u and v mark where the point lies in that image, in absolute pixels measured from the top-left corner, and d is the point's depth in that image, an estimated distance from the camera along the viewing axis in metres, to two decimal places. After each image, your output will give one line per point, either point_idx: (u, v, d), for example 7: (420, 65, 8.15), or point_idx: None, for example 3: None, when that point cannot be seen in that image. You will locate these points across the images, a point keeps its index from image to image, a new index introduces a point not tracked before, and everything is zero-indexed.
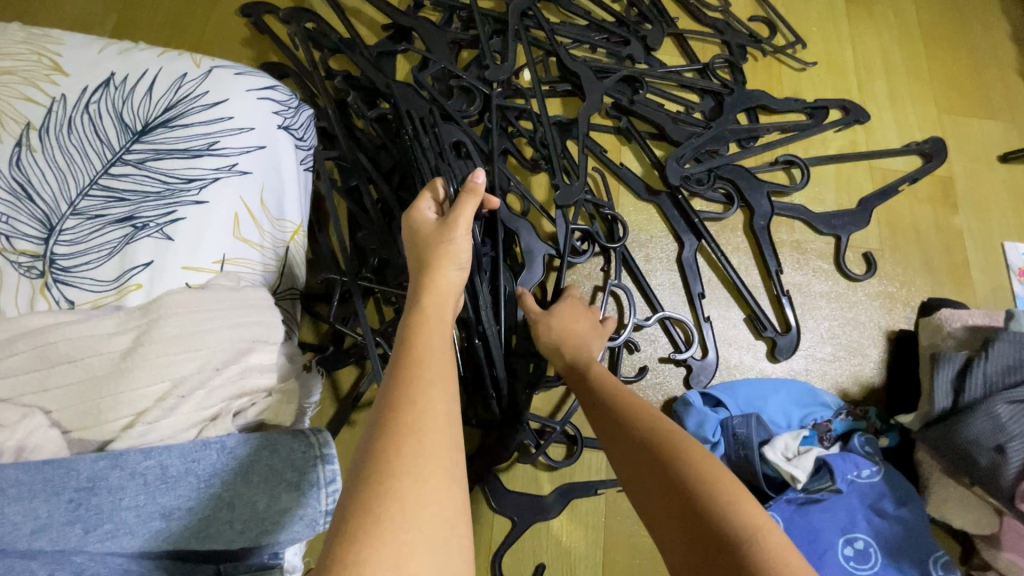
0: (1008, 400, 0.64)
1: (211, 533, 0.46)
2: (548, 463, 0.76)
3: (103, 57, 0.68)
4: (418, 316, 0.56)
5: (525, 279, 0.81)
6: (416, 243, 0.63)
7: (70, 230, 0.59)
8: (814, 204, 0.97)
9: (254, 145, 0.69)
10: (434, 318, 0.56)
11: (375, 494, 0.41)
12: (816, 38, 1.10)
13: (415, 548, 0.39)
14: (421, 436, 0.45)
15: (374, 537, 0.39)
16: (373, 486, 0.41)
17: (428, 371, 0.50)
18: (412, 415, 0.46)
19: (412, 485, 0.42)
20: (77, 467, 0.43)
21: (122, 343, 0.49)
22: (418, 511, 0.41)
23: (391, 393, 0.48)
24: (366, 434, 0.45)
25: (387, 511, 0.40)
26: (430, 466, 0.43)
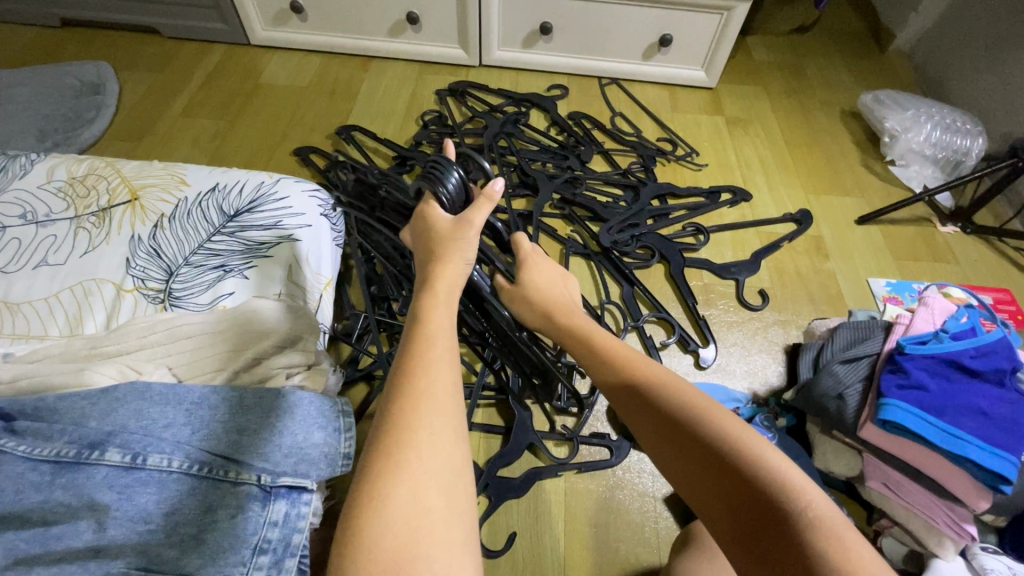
0: (842, 361, 0.86)
1: (268, 449, 0.68)
2: (551, 457, 0.96)
3: (213, 175, 1.05)
4: (428, 300, 0.67)
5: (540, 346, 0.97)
6: (428, 241, 0.76)
7: (184, 274, 0.90)
8: (717, 257, 1.28)
9: (305, 223, 1.02)
10: (439, 303, 0.67)
11: (395, 445, 0.53)
12: (707, 150, 1.52)
13: (425, 486, 0.52)
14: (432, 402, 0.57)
15: (394, 477, 0.52)
16: (393, 438, 0.54)
17: (436, 351, 0.61)
18: (423, 386, 0.57)
19: (426, 442, 0.54)
20: (192, 391, 0.68)
21: (221, 327, 0.77)
22: (429, 458, 0.53)
23: (406, 367, 0.59)
24: (388, 398, 0.58)
25: (405, 458, 0.53)
26: (440, 427, 0.56)
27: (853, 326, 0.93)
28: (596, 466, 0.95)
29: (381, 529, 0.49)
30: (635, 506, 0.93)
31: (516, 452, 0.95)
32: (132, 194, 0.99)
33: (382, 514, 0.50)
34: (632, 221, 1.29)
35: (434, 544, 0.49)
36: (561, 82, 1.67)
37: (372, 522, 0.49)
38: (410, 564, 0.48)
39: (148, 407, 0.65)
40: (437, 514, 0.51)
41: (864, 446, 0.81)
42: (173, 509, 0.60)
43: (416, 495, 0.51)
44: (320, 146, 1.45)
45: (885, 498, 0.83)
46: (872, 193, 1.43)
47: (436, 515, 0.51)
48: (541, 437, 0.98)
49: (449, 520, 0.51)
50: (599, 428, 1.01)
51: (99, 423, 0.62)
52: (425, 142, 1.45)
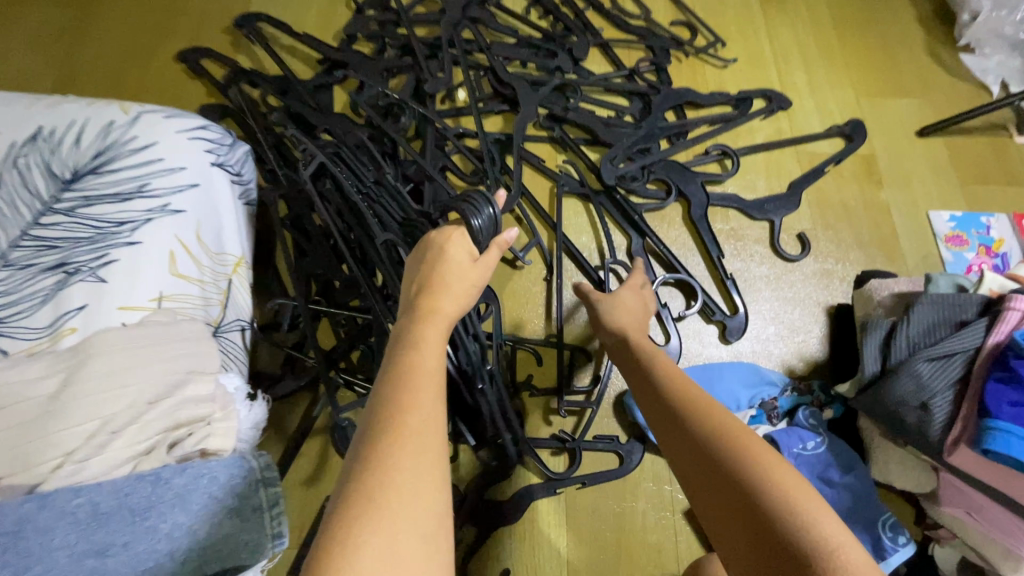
0: (928, 357, 0.66)
1: (152, 563, 0.48)
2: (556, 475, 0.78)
3: (32, 111, 0.69)
4: (416, 321, 0.53)
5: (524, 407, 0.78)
6: (425, 259, 0.58)
7: (3, 281, 0.60)
8: (746, 191, 1.01)
9: (187, 184, 0.71)
10: (432, 318, 0.53)
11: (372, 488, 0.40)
12: (736, 37, 1.16)
13: (411, 539, 0.39)
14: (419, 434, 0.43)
15: (369, 530, 0.38)
16: (370, 479, 0.40)
17: (425, 380, 0.47)
18: (409, 417, 0.44)
19: (410, 478, 0.41)
20: (3, 512, 0.45)
21: (50, 386, 0.51)
22: (411, 501, 0.40)
23: (384, 393, 0.46)
24: (361, 430, 0.44)
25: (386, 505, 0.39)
26: (427, 461, 0.43)
27: (938, 301, 0.70)
28: (605, 479, 0.79)
29: None
30: (650, 523, 0.78)
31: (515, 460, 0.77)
32: None
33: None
34: (643, 145, 0.99)
35: None
36: None
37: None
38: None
39: None
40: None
41: (947, 468, 0.64)
42: None
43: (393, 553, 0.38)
44: (214, 46, 1.05)
45: (959, 521, 0.68)
46: (938, 92, 1.13)
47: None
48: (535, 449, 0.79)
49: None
50: (605, 427, 0.83)
51: None
52: (361, 36, 1.06)
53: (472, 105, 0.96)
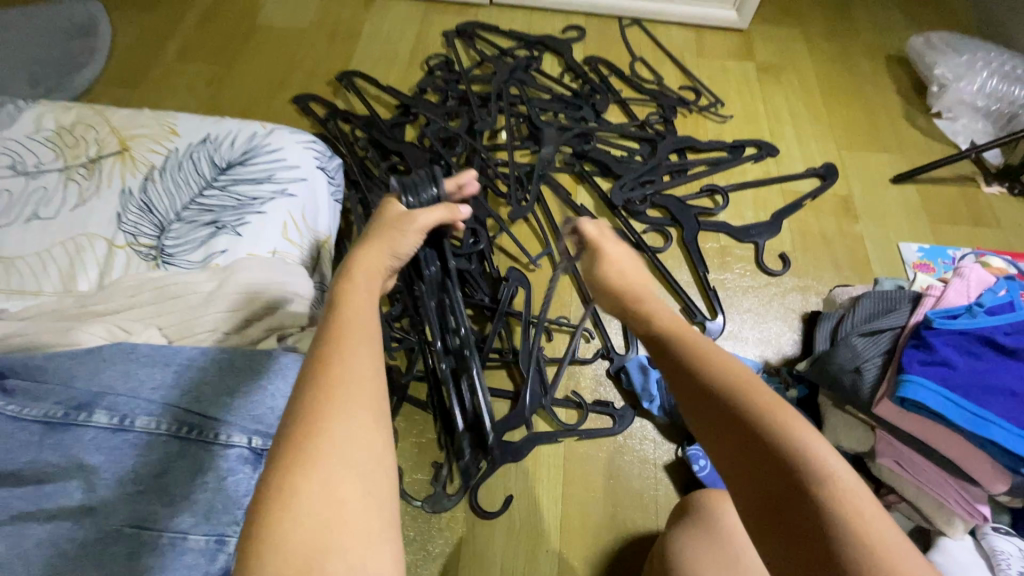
0: (862, 334, 0.82)
1: (255, 410, 0.66)
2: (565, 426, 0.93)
3: (204, 124, 1.00)
4: (348, 288, 0.61)
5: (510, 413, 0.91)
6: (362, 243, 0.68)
7: (175, 230, 0.87)
8: (736, 219, 1.20)
9: (300, 177, 0.97)
10: (361, 284, 0.62)
11: (304, 435, 0.48)
12: (734, 100, 1.40)
13: (342, 477, 0.47)
14: (345, 381, 0.51)
15: (303, 470, 0.46)
16: (302, 427, 0.48)
17: (348, 335, 0.55)
18: (337, 369, 0.52)
19: (338, 425, 0.49)
20: (179, 353, 0.67)
21: (210, 287, 0.75)
22: (339, 439, 0.48)
23: (318, 348, 0.54)
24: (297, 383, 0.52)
25: (316, 447, 0.47)
26: (358, 411, 0.50)
27: (878, 296, 0.86)
28: (596, 434, 0.94)
29: (290, 526, 0.44)
30: (635, 471, 0.93)
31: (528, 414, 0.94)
32: (121, 144, 0.95)
33: (289, 512, 0.45)
34: (647, 177, 1.22)
35: (349, 541, 0.45)
36: (578, 23, 1.55)
37: (282, 518, 0.44)
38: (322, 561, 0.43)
39: (136, 368, 0.64)
40: (352, 506, 0.46)
41: (878, 422, 0.78)
42: (164, 471, 0.60)
43: (328, 482, 0.46)
44: (320, 93, 1.38)
45: (896, 477, 0.80)
46: (912, 149, 1.32)
47: (357, 507, 0.46)
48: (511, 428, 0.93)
49: (371, 511, 0.47)
50: (603, 395, 0.99)
51: (88, 384, 0.61)
52: (430, 90, 1.37)
53: (510, 141, 1.23)
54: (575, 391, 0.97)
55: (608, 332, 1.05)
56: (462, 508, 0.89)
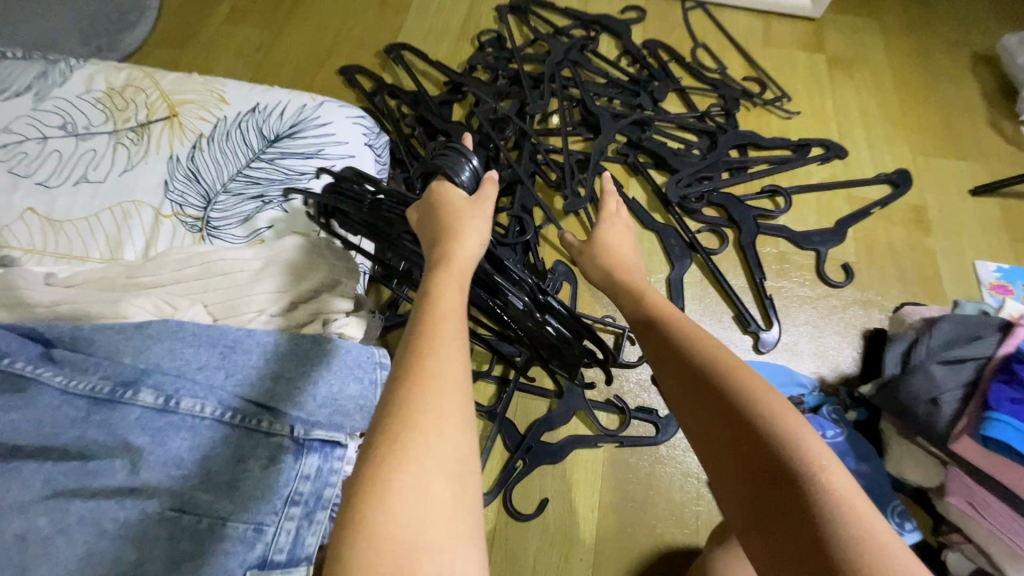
0: (942, 363, 0.76)
1: (300, 397, 0.64)
2: (605, 430, 0.90)
3: (253, 93, 0.97)
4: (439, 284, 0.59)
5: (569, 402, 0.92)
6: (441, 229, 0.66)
7: (221, 202, 0.85)
8: (797, 223, 1.13)
9: (348, 154, 0.94)
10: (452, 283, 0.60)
11: (396, 430, 0.47)
12: (801, 94, 1.31)
13: (431, 476, 0.46)
14: (438, 381, 0.50)
15: (395, 464, 0.45)
16: (397, 423, 0.47)
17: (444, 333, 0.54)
18: (432, 361, 0.52)
19: (433, 418, 0.48)
20: (225, 334, 0.64)
21: (256, 266, 0.72)
22: (432, 433, 0.47)
23: (412, 338, 0.54)
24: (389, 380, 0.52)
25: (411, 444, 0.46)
26: (450, 405, 0.49)
27: (960, 321, 0.80)
28: (638, 442, 0.90)
29: (381, 519, 0.43)
30: (676, 484, 0.89)
31: (566, 416, 0.91)
32: (171, 110, 0.93)
33: (384, 504, 0.44)
34: (705, 173, 1.15)
35: (436, 541, 0.43)
36: (638, 3, 1.46)
37: (372, 514, 0.43)
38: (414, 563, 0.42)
39: (182, 347, 0.62)
40: (442, 506, 0.45)
41: (953, 458, 0.72)
42: (207, 457, 0.58)
43: (420, 481, 0.45)
44: (366, 65, 1.34)
45: (966, 518, 0.74)
46: (995, 159, 1.22)
47: (443, 513, 0.45)
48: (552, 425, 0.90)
49: (457, 515, 0.45)
50: (645, 401, 0.95)
51: (134, 360, 0.60)
52: (480, 67, 1.31)
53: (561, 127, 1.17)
54: (618, 395, 0.94)
55: None
56: (496, 506, 0.87)
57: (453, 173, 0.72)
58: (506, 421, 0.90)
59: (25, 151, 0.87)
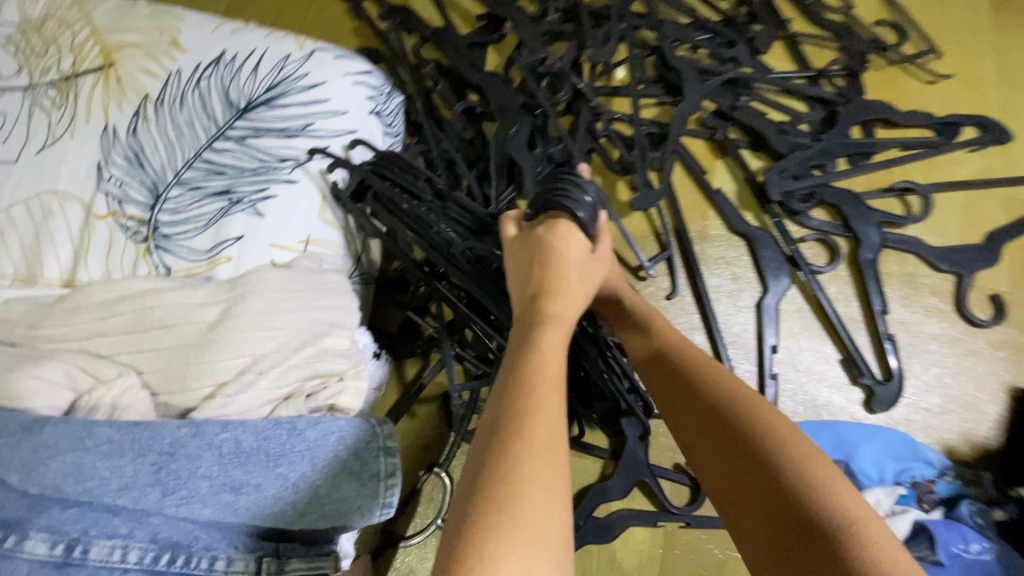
0: None
1: (278, 507, 0.46)
2: (670, 507, 0.72)
3: (217, 34, 0.70)
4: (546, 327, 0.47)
5: (626, 469, 0.71)
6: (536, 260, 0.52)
7: (174, 199, 0.62)
8: (932, 235, 0.86)
9: (347, 129, 0.69)
10: (561, 323, 0.48)
11: (504, 496, 0.36)
12: (952, 49, 0.98)
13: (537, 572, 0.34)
14: (554, 448, 0.39)
15: (495, 552, 0.34)
16: (495, 500, 0.36)
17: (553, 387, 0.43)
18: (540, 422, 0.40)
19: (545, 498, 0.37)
20: (161, 432, 0.44)
21: (210, 315, 0.51)
22: (543, 516, 0.36)
23: (512, 387, 0.42)
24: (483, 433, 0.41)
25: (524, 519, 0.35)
26: (555, 480, 0.38)
27: None
28: (711, 524, 0.72)
29: None
30: None
31: (620, 490, 0.71)
32: (104, 57, 0.68)
33: None
34: (817, 162, 0.87)
35: None
36: None
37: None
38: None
39: (92, 460, 0.42)
40: None
41: None
42: None
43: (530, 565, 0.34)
44: None
45: None
46: None
47: None
48: (602, 498, 0.71)
49: None
50: None
51: (23, 483, 0.41)
52: None
53: (631, 86, 0.86)
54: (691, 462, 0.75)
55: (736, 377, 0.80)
56: None
57: (572, 209, 0.52)
58: None
59: None
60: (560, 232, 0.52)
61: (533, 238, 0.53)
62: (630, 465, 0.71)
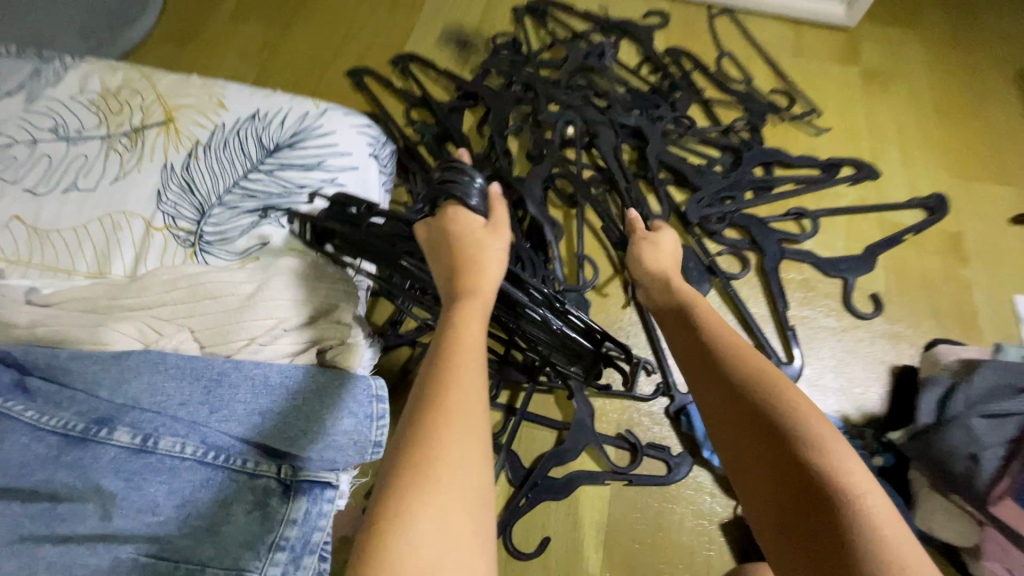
0: (983, 414, 0.70)
1: (292, 433, 0.60)
2: (614, 467, 0.85)
3: (254, 98, 0.92)
4: (461, 311, 0.56)
5: (574, 437, 0.86)
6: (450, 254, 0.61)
7: (216, 216, 0.80)
8: (823, 249, 1.07)
9: (351, 165, 0.89)
10: (478, 304, 0.57)
11: (425, 460, 0.44)
12: (832, 110, 1.23)
13: (454, 505, 0.43)
14: (466, 412, 0.47)
15: (417, 494, 0.43)
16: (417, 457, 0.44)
17: (466, 361, 0.51)
18: (455, 394, 0.48)
19: (458, 453, 0.45)
20: (212, 365, 0.60)
21: (247, 289, 0.68)
22: (456, 470, 0.44)
23: (432, 371, 0.50)
24: (411, 406, 0.49)
25: (437, 474, 0.44)
26: (470, 439, 0.46)
27: (1002, 367, 0.73)
28: (649, 482, 0.85)
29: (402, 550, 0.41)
30: (686, 526, 0.84)
31: (573, 453, 0.85)
32: (166, 115, 0.89)
33: (408, 537, 0.41)
34: (727, 193, 1.08)
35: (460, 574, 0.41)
36: (661, 8, 1.38)
37: (399, 546, 0.40)
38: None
39: (162, 381, 0.57)
40: (461, 541, 0.42)
41: (991, 521, 0.67)
42: (185, 501, 0.54)
43: (444, 514, 0.42)
44: (376, 68, 1.28)
45: None
46: None
47: (464, 546, 0.42)
48: (557, 460, 0.85)
49: (474, 552, 0.42)
50: (658, 436, 0.90)
51: (110, 395, 0.56)
52: (493, 72, 1.24)
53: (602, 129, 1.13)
54: (630, 430, 0.89)
55: (670, 365, 0.95)
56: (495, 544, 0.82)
57: (466, 198, 0.64)
58: (510, 457, 0.86)
59: (14, 156, 0.83)
60: (456, 219, 0.63)
61: (449, 238, 0.62)
62: (578, 432, 0.86)
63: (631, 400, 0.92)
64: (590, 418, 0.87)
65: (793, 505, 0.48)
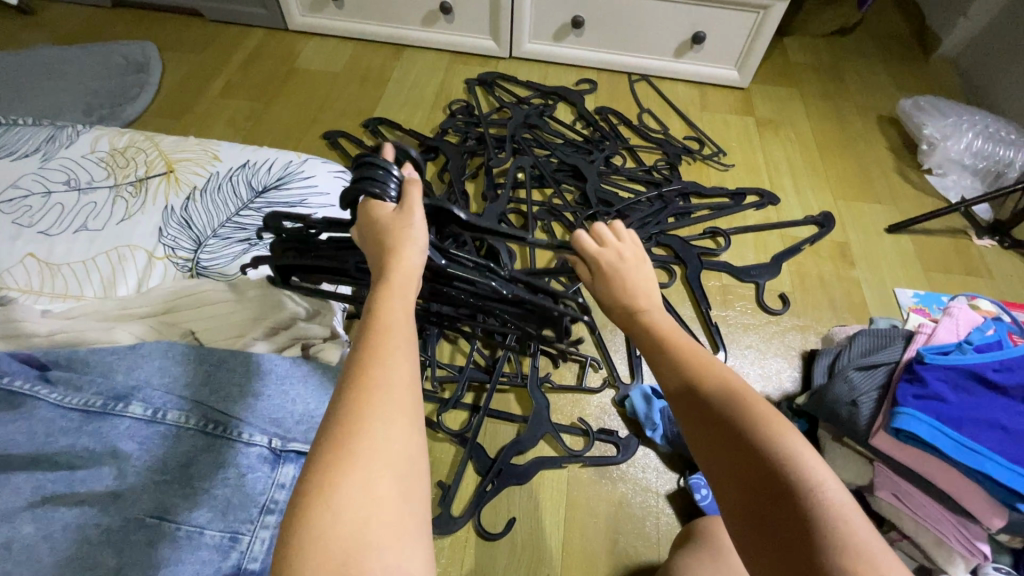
0: (858, 368, 0.85)
1: (280, 416, 0.70)
2: (569, 450, 0.96)
3: (244, 152, 1.08)
4: (384, 289, 0.56)
5: (533, 427, 0.97)
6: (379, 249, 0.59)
7: (211, 245, 0.93)
8: (737, 259, 1.26)
9: (329, 203, 1.04)
10: (396, 290, 0.56)
11: (348, 437, 0.47)
12: (735, 151, 1.48)
13: (382, 475, 0.47)
14: (389, 390, 0.50)
15: (344, 469, 0.46)
16: (343, 434, 0.48)
17: (391, 338, 0.53)
18: (379, 374, 0.51)
19: (384, 433, 0.48)
20: (212, 354, 0.72)
21: (243, 297, 0.81)
22: (382, 445, 0.48)
23: (357, 355, 0.52)
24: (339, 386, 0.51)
25: (360, 451, 0.47)
26: (396, 413, 0.49)
27: (872, 333, 0.91)
28: (600, 461, 0.96)
29: (330, 521, 0.44)
30: (638, 500, 0.94)
31: (531, 440, 0.96)
32: (168, 167, 1.03)
33: (333, 508, 0.45)
34: (652, 218, 1.28)
35: (387, 535, 0.45)
36: (590, 77, 1.66)
37: (323, 518, 0.44)
38: (363, 560, 0.43)
39: (171, 366, 0.69)
40: (388, 507, 0.46)
41: (877, 455, 0.80)
42: (187, 463, 0.63)
43: (369, 486, 0.46)
44: (349, 131, 1.48)
45: (895, 510, 0.81)
46: (905, 203, 1.38)
47: (388, 511, 0.46)
48: (518, 446, 0.96)
49: (403, 512, 0.47)
50: (608, 423, 1.01)
51: (125, 377, 0.66)
52: (451, 131, 1.45)
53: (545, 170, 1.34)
54: (581, 418, 1.01)
55: (615, 363, 1.08)
56: (466, 529, 0.90)
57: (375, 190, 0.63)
58: (476, 449, 0.95)
59: (30, 204, 0.96)
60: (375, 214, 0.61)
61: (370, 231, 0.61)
62: (535, 421, 0.98)
63: (581, 393, 1.04)
64: (546, 408, 0.99)
65: (765, 510, 0.48)
